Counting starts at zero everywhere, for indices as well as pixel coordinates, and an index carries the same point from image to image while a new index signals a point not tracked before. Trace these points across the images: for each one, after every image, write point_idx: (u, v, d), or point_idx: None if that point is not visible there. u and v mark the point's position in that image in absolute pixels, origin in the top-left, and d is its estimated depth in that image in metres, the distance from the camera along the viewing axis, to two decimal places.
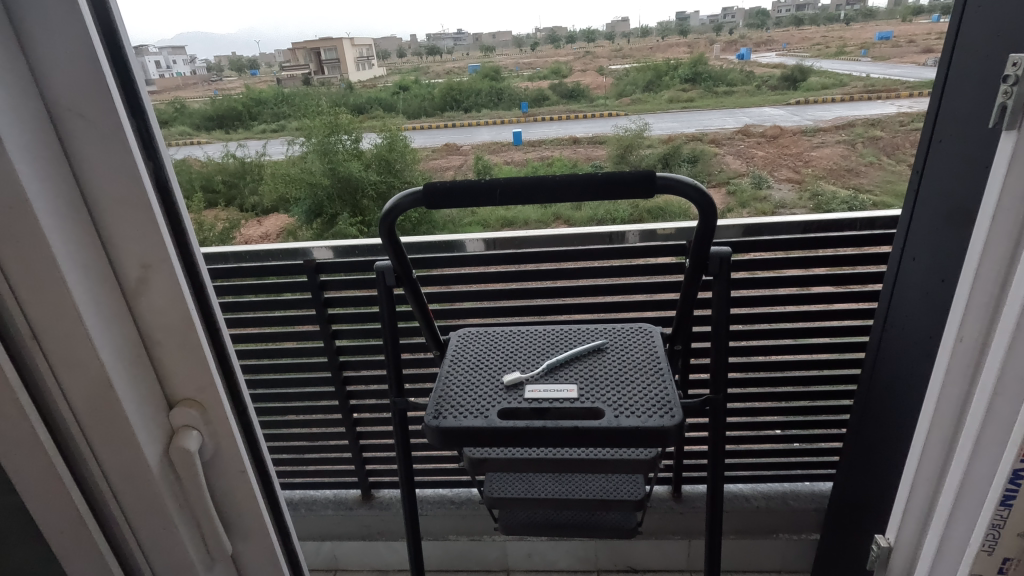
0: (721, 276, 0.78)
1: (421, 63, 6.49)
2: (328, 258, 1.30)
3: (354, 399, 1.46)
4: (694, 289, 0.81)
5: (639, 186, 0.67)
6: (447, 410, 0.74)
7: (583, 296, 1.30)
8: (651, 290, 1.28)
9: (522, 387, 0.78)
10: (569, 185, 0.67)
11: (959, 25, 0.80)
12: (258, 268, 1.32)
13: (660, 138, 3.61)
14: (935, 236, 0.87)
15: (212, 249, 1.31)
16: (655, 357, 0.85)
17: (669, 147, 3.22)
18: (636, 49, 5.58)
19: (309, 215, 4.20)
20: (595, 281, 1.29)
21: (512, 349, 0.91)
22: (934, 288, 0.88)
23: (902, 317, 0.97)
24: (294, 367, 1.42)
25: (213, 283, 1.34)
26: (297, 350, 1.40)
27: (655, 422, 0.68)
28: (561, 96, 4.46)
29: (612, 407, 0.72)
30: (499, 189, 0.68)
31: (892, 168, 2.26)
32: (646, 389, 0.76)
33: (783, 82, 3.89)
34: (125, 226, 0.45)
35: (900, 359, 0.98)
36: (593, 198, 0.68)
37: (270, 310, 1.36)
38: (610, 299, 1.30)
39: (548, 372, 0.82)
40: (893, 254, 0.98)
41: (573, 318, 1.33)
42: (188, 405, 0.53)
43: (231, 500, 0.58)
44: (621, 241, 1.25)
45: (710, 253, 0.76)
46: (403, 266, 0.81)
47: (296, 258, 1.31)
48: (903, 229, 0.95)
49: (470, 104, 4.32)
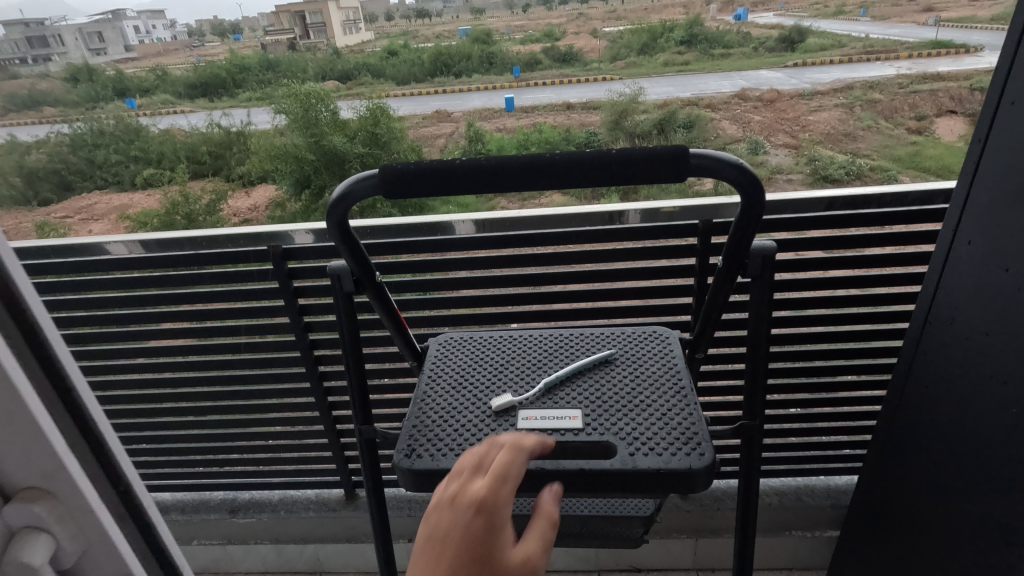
0: (763, 276, 0.74)
1: (409, 26, 6.23)
2: (307, 242, 1.21)
3: (334, 394, 1.40)
4: (729, 287, 0.77)
5: (669, 171, 0.61)
6: (422, 448, 0.69)
7: (577, 281, 1.25)
8: (648, 279, 1.24)
9: (513, 414, 0.74)
10: (580, 165, 0.61)
11: None
12: (219, 255, 1.24)
13: (655, 102, 3.48)
14: (1002, 226, 0.82)
15: (168, 235, 1.22)
16: (673, 369, 0.81)
17: (665, 113, 3.09)
18: (632, 9, 5.38)
19: (295, 187, 4.07)
20: (590, 269, 1.24)
21: (511, 362, 0.86)
22: (991, 281, 0.85)
23: (950, 310, 0.92)
24: (272, 360, 1.37)
25: (166, 270, 1.25)
26: (274, 342, 1.34)
27: (663, 461, 0.64)
28: (554, 60, 4.32)
29: (624, 442, 0.67)
30: (469, 170, 0.62)
31: None
32: (660, 417, 0.71)
33: (784, 40, 3.64)
34: None
35: (950, 359, 0.93)
36: (603, 182, 0.62)
37: (243, 301, 1.29)
38: (604, 286, 1.26)
39: (544, 393, 0.76)
40: (940, 236, 0.92)
41: (565, 310, 1.28)
42: (30, 497, 0.39)
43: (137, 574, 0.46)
44: (620, 221, 1.19)
45: (754, 251, 0.73)
46: (364, 270, 0.76)
47: (261, 245, 1.23)
48: (956, 210, 0.89)
49: (460, 69, 4.06)
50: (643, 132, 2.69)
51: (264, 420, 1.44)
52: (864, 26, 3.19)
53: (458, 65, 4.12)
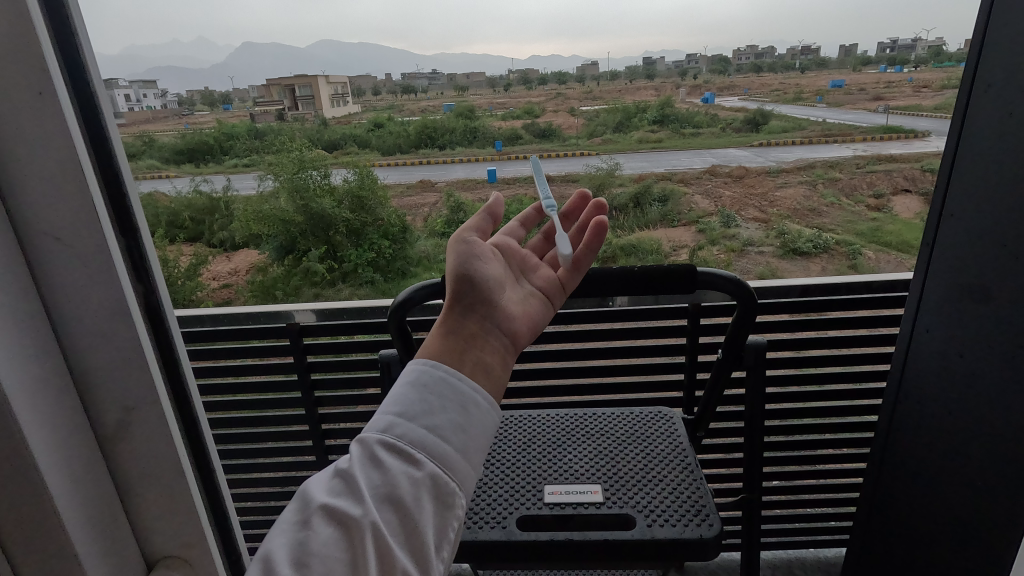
0: (755, 363, 1.11)
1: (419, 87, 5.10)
2: (309, 319, 1.69)
3: (326, 422, 1.79)
4: (728, 370, 1.13)
5: (685, 277, 0.98)
6: (404, 432, 0.54)
7: (556, 350, 1.69)
8: (608, 347, 1.69)
9: (429, 368, 0.58)
10: (645, 274, 0.98)
11: (963, 116, 1.03)
12: (237, 328, 1.71)
13: (632, 178, 2.10)
14: (946, 311, 1.12)
15: (192, 313, 1.69)
16: (679, 448, 1.19)
17: (646, 180, 2.21)
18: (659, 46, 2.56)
19: None
20: (557, 343, 1.69)
21: (546, 458, 1.19)
22: (950, 360, 1.12)
23: (911, 418, 1.22)
24: (259, 405, 1.79)
25: (198, 339, 1.71)
26: (275, 385, 1.76)
27: (709, 508, 1.02)
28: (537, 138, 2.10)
29: (644, 516, 1.02)
30: (608, 278, 0.99)
31: (855, 208, 2.06)
32: (661, 492, 1.07)
33: (746, 123, 2.44)
34: (98, 354, 0.67)
35: (927, 409, 1.18)
36: (663, 286, 0.98)
37: (237, 359, 1.74)
38: (586, 344, 1.69)
39: (462, 358, 0.61)
40: (906, 318, 1.21)
41: (559, 370, 1.70)
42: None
43: (426, 383, 0.57)
44: (611, 303, 1.65)
45: (750, 346, 1.11)
46: (403, 330, 1.12)
47: (281, 320, 1.69)
48: (917, 293, 1.18)
49: (436, 145, 2.33)
50: (621, 204, 1.95)
51: (246, 449, 1.81)
52: (818, 112, 2.34)
53: (442, 142, 2.33)
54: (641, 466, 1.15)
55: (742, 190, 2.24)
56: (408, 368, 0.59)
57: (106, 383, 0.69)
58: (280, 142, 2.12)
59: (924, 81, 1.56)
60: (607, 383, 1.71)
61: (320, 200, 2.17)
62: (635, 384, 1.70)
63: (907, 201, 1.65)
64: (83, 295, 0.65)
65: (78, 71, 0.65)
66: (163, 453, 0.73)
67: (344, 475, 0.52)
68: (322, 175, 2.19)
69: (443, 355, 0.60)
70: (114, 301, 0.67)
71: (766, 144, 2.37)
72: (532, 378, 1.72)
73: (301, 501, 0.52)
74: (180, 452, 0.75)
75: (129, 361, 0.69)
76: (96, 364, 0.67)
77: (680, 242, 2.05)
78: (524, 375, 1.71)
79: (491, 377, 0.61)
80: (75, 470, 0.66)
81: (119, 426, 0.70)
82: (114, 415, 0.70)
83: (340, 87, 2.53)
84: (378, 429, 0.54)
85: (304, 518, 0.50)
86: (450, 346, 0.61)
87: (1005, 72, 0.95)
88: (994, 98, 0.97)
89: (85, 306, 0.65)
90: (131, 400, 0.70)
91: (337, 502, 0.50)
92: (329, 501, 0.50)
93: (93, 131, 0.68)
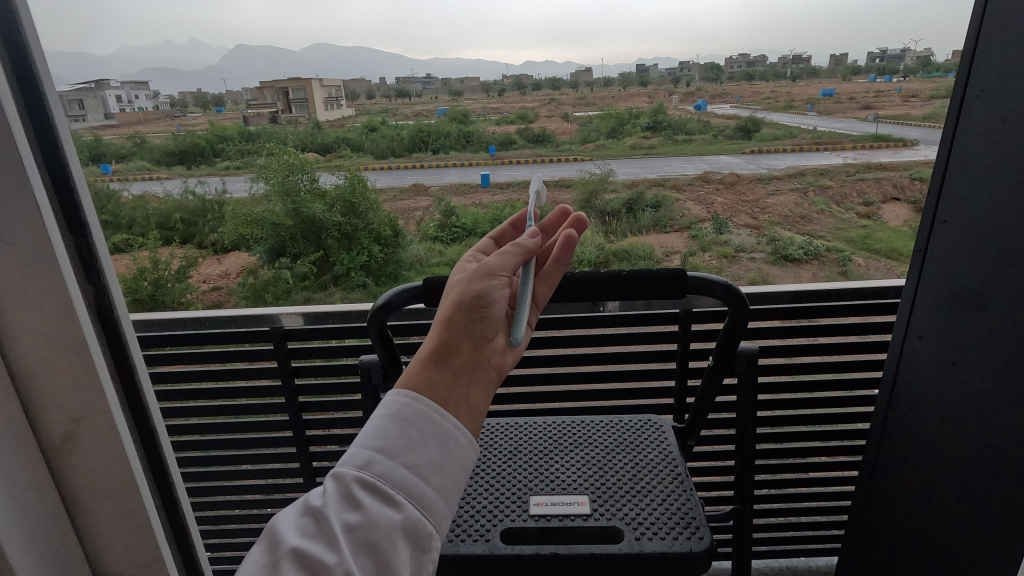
0: (747, 371, 1.12)
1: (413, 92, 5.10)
2: (295, 323, 1.67)
3: (311, 427, 1.77)
4: (719, 380, 1.13)
5: (678, 281, 0.97)
6: (386, 471, 0.49)
7: (547, 355, 1.69)
8: (599, 352, 1.68)
9: (417, 401, 0.52)
10: (636, 277, 0.97)
11: (954, 129, 1.04)
12: (219, 332, 1.68)
13: (625, 184, 2.12)
14: (938, 321, 1.12)
15: (172, 317, 1.66)
16: (670, 457, 1.19)
17: (637, 185, 2.21)
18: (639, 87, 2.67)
19: None
20: (548, 348, 1.68)
21: (536, 465, 1.19)
22: (939, 369, 1.13)
23: (904, 427, 1.22)
24: (244, 410, 1.77)
25: (179, 342, 1.68)
26: (260, 390, 1.73)
27: (700, 522, 1.01)
28: (527, 142, 2.18)
29: (633, 529, 1.01)
30: (599, 281, 0.98)
31: (843, 215, 2.08)
32: (650, 504, 1.06)
33: (738, 130, 2.47)
34: (38, 362, 0.61)
35: (915, 416, 1.19)
36: (654, 289, 0.98)
37: (220, 363, 1.71)
38: (577, 350, 1.68)
39: (450, 390, 0.54)
40: (897, 326, 1.22)
41: (550, 375, 1.70)
42: None
43: (409, 418, 0.51)
44: (603, 308, 1.65)
45: (743, 353, 1.12)
46: (382, 329, 1.10)
47: (264, 324, 1.67)
48: (908, 301, 1.18)
49: (426, 148, 2.31)
50: (613, 209, 1.98)
51: (231, 454, 1.80)
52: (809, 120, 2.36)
53: (435, 146, 2.32)
54: (629, 476, 1.14)
55: (734, 195, 2.34)
56: (389, 398, 0.53)
57: (52, 393, 0.62)
58: (271, 146, 2.08)
59: (911, 90, 1.57)
60: (598, 388, 1.71)
61: (311, 204, 2.08)
62: (624, 389, 1.70)
63: (896, 209, 1.65)
64: (29, 297, 0.59)
65: (22, 62, 0.57)
66: (115, 467, 0.68)
67: (318, 516, 0.48)
68: (311, 179, 2.12)
69: (431, 390, 0.53)
70: (59, 302, 0.60)
71: (760, 152, 2.42)
72: (523, 384, 1.72)
73: (271, 544, 0.48)
74: (136, 468, 0.69)
75: (79, 369, 0.63)
76: (39, 366, 0.61)
77: (672, 247, 2.02)
78: (515, 381, 1.70)
79: (479, 418, 0.55)
80: (9, 484, 0.59)
81: (67, 439, 0.64)
82: (61, 427, 0.64)
83: (334, 91, 2.55)
84: (355, 465, 0.49)
85: (275, 565, 0.46)
86: (438, 379, 0.54)
87: (995, 86, 0.96)
88: (987, 107, 0.97)
89: (30, 310, 0.59)
90: (80, 410, 0.64)
91: (309, 546, 0.46)
92: (301, 544, 0.46)
93: (36, 123, 0.59)
